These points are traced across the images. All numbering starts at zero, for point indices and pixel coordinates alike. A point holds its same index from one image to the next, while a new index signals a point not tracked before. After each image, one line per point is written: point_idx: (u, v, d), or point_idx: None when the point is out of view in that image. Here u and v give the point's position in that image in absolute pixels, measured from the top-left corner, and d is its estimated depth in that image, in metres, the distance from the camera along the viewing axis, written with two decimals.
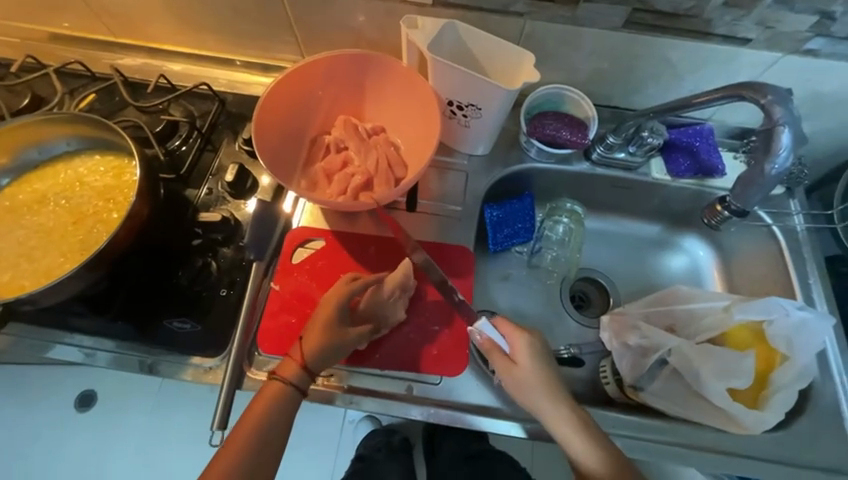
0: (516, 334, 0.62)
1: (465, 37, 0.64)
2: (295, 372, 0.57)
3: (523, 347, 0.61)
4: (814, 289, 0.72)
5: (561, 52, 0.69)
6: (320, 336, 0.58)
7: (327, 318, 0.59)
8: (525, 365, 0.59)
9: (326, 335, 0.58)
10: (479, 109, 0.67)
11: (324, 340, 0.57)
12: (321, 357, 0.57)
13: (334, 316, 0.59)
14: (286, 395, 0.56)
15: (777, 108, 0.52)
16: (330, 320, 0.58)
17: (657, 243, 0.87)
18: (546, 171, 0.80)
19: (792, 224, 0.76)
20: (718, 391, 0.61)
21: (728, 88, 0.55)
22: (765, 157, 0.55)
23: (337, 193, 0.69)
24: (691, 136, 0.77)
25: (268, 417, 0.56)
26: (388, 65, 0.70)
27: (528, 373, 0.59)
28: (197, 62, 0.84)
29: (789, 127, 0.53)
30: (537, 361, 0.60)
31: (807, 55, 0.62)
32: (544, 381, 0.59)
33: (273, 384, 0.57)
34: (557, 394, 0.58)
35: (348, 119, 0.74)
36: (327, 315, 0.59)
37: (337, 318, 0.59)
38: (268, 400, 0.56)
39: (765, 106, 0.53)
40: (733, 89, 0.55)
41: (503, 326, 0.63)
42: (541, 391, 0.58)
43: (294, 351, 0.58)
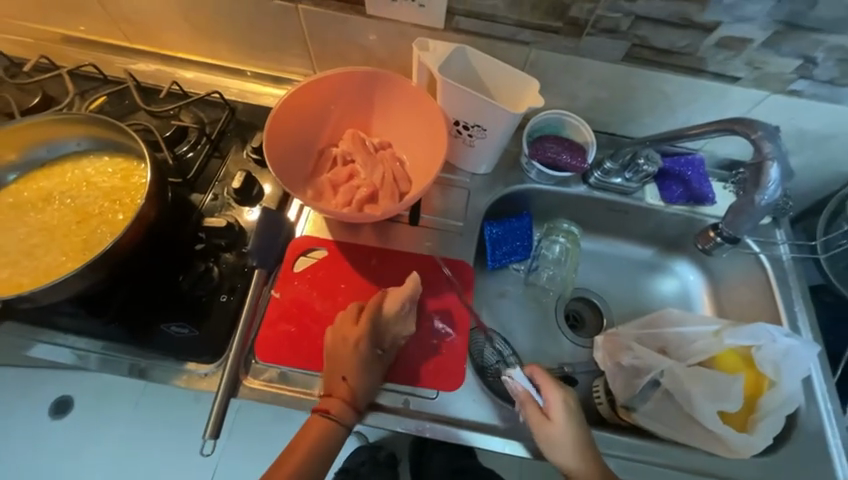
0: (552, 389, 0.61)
1: (474, 61, 0.67)
2: (340, 411, 0.58)
3: (559, 404, 0.60)
4: (799, 317, 0.74)
5: (563, 79, 0.72)
6: (361, 374, 0.59)
7: (361, 355, 0.60)
8: (559, 424, 0.58)
9: (357, 364, 0.59)
10: (484, 129, 0.70)
11: (361, 373, 0.59)
12: (361, 391, 0.60)
13: (368, 353, 0.60)
14: (332, 433, 0.58)
15: (766, 143, 0.56)
16: (364, 356, 0.60)
17: (650, 266, 0.90)
18: (545, 192, 0.82)
19: (779, 252, 0.78)
20: (708, 414, 0.62)
21: (721, 122, 0.58)
22: (755, 188, 0.58)
23: (342, 204, 0.71)
24: (683, 165, 0.80)
25: (317, 452, 0.58)
26: (397, 84, 0.72)
27: (561, 429, 0.58)
28: (209, 71, 0.86)
29: (777, 162, 0.56)
30: (571, 417, 0.59)
31: (792, 95, 0.67)
32: (575, 438, 0.58)
33: (320, 424, 0.58)
34: (585, 449, 0.58)
35: (356, 133, 0.76)
36: (358, 348, 0.60)
37: (366, 350, 0.60)
38: (312, 437, 0.58)
39: (755, 141, 0.56)
40: (725, 124, 0.58)
41: (541, 379, 0.62)
42: (574, 452, 0.57)
43: (336, 390, 0.59)
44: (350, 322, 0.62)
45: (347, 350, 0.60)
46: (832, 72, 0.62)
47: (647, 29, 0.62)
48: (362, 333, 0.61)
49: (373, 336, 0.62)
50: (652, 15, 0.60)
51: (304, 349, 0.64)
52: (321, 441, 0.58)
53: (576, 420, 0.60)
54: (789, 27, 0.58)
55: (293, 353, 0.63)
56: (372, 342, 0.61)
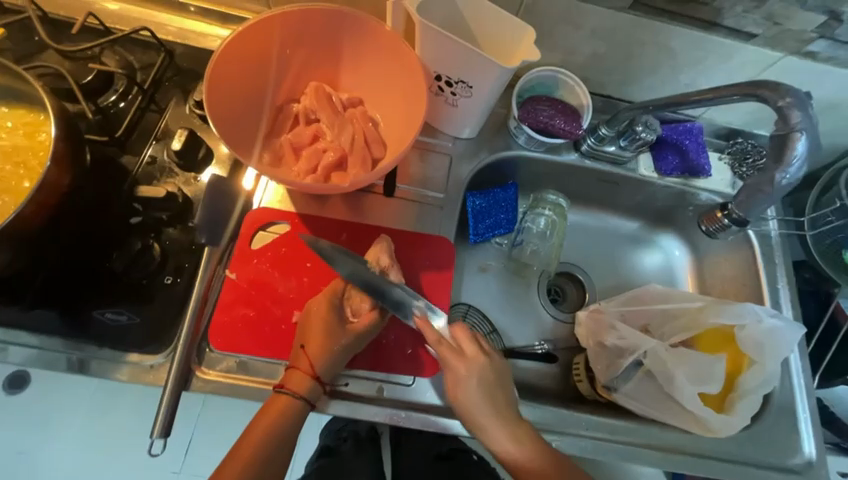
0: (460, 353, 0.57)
1: (459, 1, 0.56)
2: (302, 378, 0.53)
3: (468, 375, 0.55)
4: (780, 294, 0.73)
5: (561, 30, 0.63)
6: (324, 341, 0.55)
7: (326, 318, 0.56)
8: (465, 394, 0.55)
9: (321, 327, 0.56)
10: (469, 87, 0.60)
11: (323, 338, 0.55)
12: (327, 363, 0.55)
13: (331, 316, 0.57)
14: (294, 409, 0.53)
15: (795, 112, 0.50)
16: (328, 320, 0.56)
17: (636, 240, 0.86)
18: (534, 160, 0.75)
19: (767, 228, 0.76)
20: (690, 395, 0.61)
21: (744, 86, 0.52)
22: (778, 165, 0.52)
23: (305, 171, 0.62)
24: (682, 133, 0.74)
25: (278, 432, 0.52)
26: (369, 27, 0.60)
27: (467, 397, 0.55)
28: (138, 1, 0.70)
29: (806, 134, 0.50)
30: (481, 389, 0.55)
31: (808, 57, 0.60)
32: (487, 411, 0.55)
33: (280, 399, 0.53)
34: (501, 423, 0.54)
35: (321, 86, 0.65)
36: (323, 318, 0.56)
37: (330, 318, 0.56)
38: (272, 416, 0.52)
39: (782, 109, 0.50)
40: (749, 88, 0.52)
41: (440, 351, 0.56)
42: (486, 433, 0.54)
43: (299, 363, 0.54)
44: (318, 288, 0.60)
45: (315, 317, 0.56)
46: None
47: None
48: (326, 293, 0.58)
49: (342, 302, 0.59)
50: None
51: (266, 336, 0.57)
52: (279, 422, 0.52)
53: (489, 389, 0.55)
54: None
55: (254, 342, 0.57)
56: (339, 305, 0.58)
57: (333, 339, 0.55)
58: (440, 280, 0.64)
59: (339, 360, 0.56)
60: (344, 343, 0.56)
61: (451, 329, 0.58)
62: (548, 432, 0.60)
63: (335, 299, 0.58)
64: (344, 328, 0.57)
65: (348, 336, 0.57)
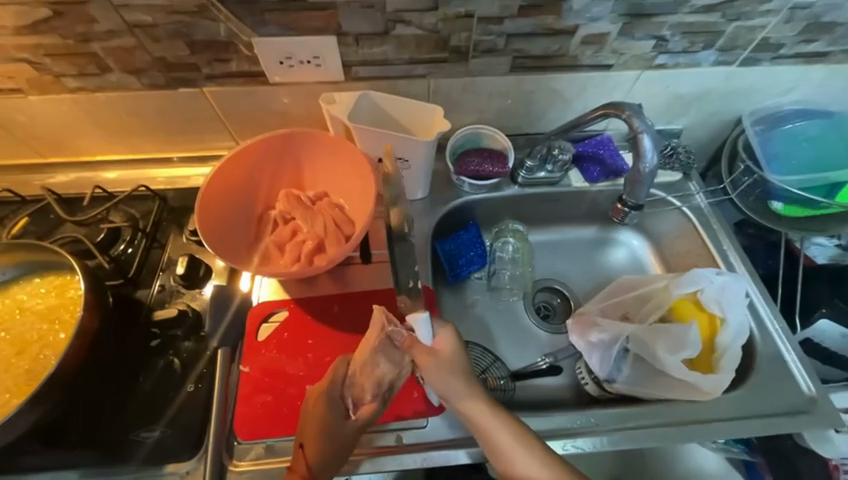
0: (443, 344, 0.62)
1: (380, 103, 0.72)
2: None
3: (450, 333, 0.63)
4: (731, 254, 0.81)
5: (466, 98, 0.79)
6: (319, 437, 0.58)
7: (321, 417, 0.59)
8: (451, 344, 0.62)
9: (319, 429, 0.58)
10: (406, 161, 0.74)
11: (326, 433, 0.58)
12: (324, 463, 0.57)
13: (330, 415, 0.59)
14: None
15: (635, 120, 0.66)
16: (325, 418, 0.59)
17: (597, 242, 0.95)
18: (483, 200, 0.87)
19: (697, 202, 0.86)
20: (675, 365, 0.67)
21: (599, 108, 0.68)
22: (637, 157, 0.68)
23: (291, 262, 0.72)
24: (595, 146, 0.87)
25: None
26: (317, 138, 0.76)
27: (474, 405, 0.59)
28: (132, 165, 0.86)
29: (648, 134, 0.66)
30: (459, 343, 0.63)
31: (660, 68, 0.76)
32: (460, 361, 0.61)
33: None
34: (466, 370, 0.61)
35: (289, 192, 0.78)
36: (320, 419, 0.59)
37: (324, 414, 0.59)
38: None
39: (626, 119, 0.66)
40: (602, 109, 0.68)
41: (436, 325, 0.64)
42: (459, 378, 0.60)
43: (296, 463, 0.58)
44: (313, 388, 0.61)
45: (312, 415, 0.59)
46: (683, 43, 0.71)
47: (521, 42, 0.69)
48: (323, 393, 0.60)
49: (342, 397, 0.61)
50: (521, 31, 0.68)
51: (285, 416, 0.63)
52: None
53: (478, 390, 0.60)
54: (635, 16, 0.67)
55: (273, 425, 0.62)
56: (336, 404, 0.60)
57: (331, 434, 0.58)
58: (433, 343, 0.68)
59: (332, 454, 0.58)
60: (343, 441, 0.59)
61: (433, 325, 0.64)
62: (563, 436, 0.63)
63: (333, 400, 0.60)
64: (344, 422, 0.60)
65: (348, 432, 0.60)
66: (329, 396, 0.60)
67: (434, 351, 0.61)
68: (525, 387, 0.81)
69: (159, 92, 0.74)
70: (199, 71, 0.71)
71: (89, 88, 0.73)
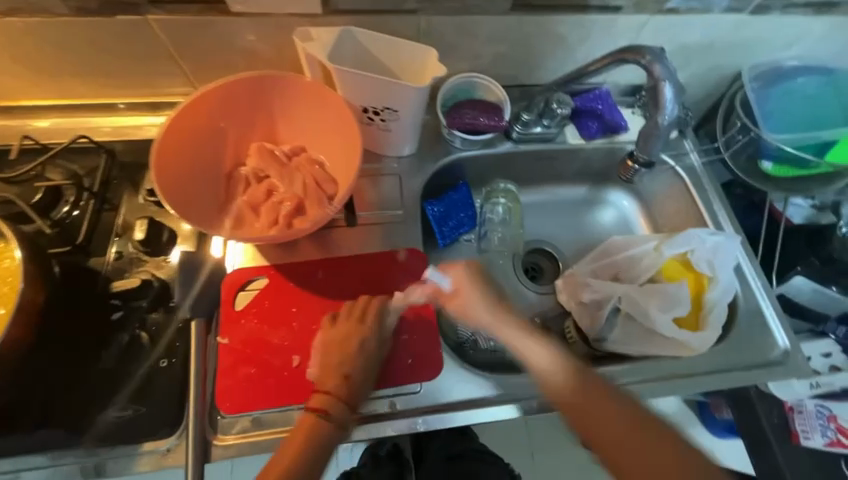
0: (464, 286, 0.62)
1: (364, 41, 0.63)
2: (339, 415, 0.57)
3: (463, 268, 0.64)
4: (720, 214, 0.81)
5: (461, 41, 0.70)
6: (359, 362, 0.60)
7: (364, 346, 0.61)
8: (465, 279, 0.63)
9: (363, 365, 0.60)
10: (395, 111, 0.66)
11: (365, 369, 0.60)
12: (359, 386, 0.59)
13: (371, 346, 0.61)
14: (320, 431, 0.55)
15: (656, 66, 0.61)
16: (365, 346, 0.61)
17: (589, 202, 0.93)
18: (475, 158, 0.82)
19: (690, 161, 0.85)
20: (665, 323, 0.68)
21: (615, 52, 0.62)
22: (656, 110, 0.64)
23: (267, 226, 0.66)
24: (593, 100, 0.82)
25: (307, 448, 0.55)
26: (291, 83, 0.66)
27: (504, 329, 0.59)
28: (68, 113, 0.73)
29: (669, 82, 0.61)
30: (473, 277, 0.63)
31: (670, 13, 0.70)
32: (480, 293, 0.62)
33: (307, 422, 0.56)
34: (488, 301, 0.61)
35: (262, 146, 0.69)
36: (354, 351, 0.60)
37: (361, 346, 0.60)
38: (300, 435, 0.55)
39: (646, 65, 0.61)
40: (619, 53, 0.62)
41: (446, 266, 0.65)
42: (481, 305, 0.61)
43: (334, 387, 0.58)
44: (354, 325, 0.62)
45: (350, 344, 0.60)
46: None
47: None
48: (372, 332, 0.61)
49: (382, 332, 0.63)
50: None
51: (271, 388, 0.59)
52: (306, 442, 0.55)
53: (505, 314, 0.60)
54: None
55: (261, 397, 0.58)
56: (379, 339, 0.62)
57: (365, 364, 0.60)
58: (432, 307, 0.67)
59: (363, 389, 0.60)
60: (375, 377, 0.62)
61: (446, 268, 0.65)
62: None
63: (379, 337, 0.62)
64: (381, 357, 0.62)
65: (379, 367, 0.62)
66: (373, 329, 0.62)
67: (455, 290, 0.63)
68: None
69: (94, 20, 0.61)
70: None
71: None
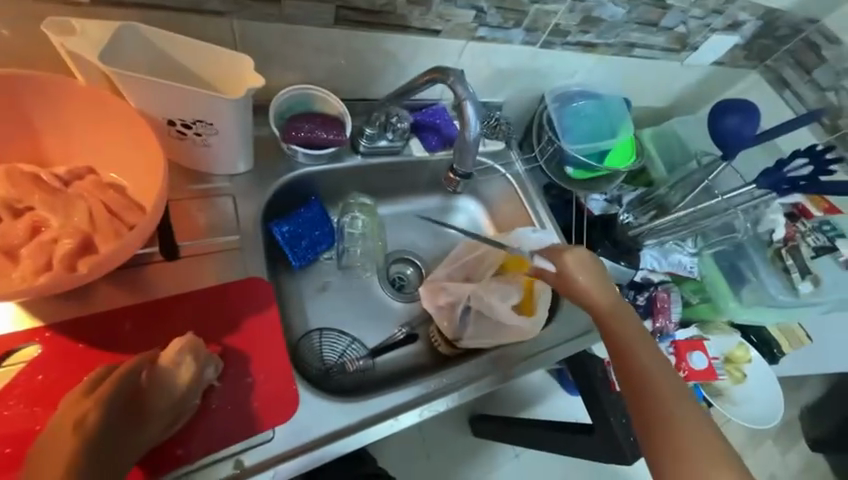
0: (569, 272, 0.65)
1: (158, 43, 0.53)
2: None
3: (586, 253, 0.66)
4: (542, 212, 0.96)
5: (287, 50, 0.67)
6: (76, 459, 0.41)
7: (88, 430, 0.43)
8: (575, 261, 0.65)
9: (81, 463, 0.41)
10: (212, 124, 0.57)
11: (91, 462, 0.42)
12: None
13: (106, 428, 0.44)
14: None
15: (458, 87, 0.67)
16: (90, 430, 0.43)
17: (443, 209, 0.99)
18: (322, 172, 0.78)
19: (516, 168, 0.98)
20: (506, 312, 0.75)
21: (427, 72, 0.68)
22: (464, 127, 0.70)
23: (32, 273, 0.50)
24: (432, 115, 0.87)
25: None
26: (55, 89, 0.52)
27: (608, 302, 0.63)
28: None
29: (471, 102, 0.68)
30: (591, 268, 0.65)
31: (482, 40, 0.80)
32: (591, 278, 0.64)
33: None
34: (597, 283, 0.63)
35: (21, 170, 0.54)
36: (71, 442, 0.42)
37: (84, 433, 0.43)
38: None
39: (451, 85, 0.67)
40: (431, 73, 0.68)
41: (546, 253, 0.69)
42: (593, 281, 0.64)
43: None
44: (76, 403, 0.45)
45: (64, 436, 0.43)
46: (498, 18, 0.76)
47: None
48: (101, 406, 0.45)
49: (129, 402, 0.47)
50: None
51: None
52: None
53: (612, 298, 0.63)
54: None
55: None
56: (117, 414, 0.46)
57: (94, 457, 0.43)
58: (257, 344, 0.59)
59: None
60: (120, 469, 0.45)
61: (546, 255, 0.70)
62: (419, 405, 0.66)
63: (113, 411, 0.45)
64: (127, 439, 0.46)
65: (126, 453, 0.45)
66: (108, 401, 0.46)
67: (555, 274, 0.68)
68: (384, 361, 0.81)
69: None
70: None
71: None
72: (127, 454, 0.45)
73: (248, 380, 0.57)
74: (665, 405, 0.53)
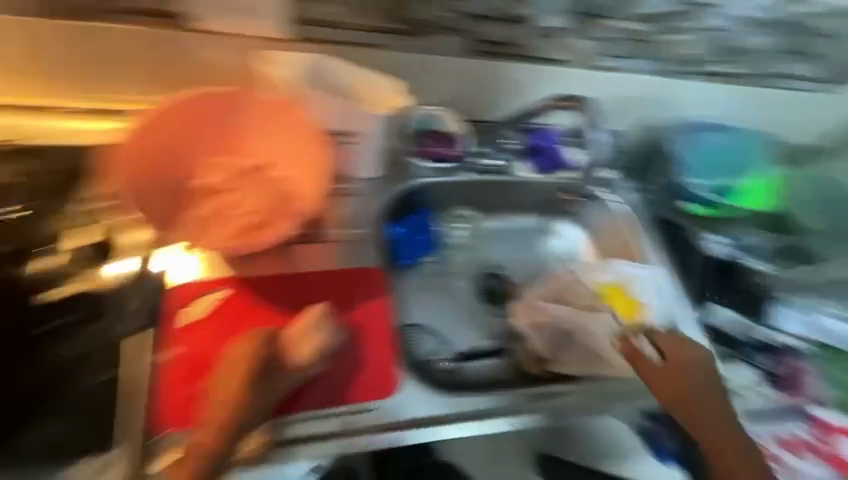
0: (677, 357, 0.76)
1: (338, 75, 0.72)
2: (217, 438, 0.61)
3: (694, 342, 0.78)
4: (651, 252, 0.85)
5: (424, 78, 0.81)
6: (239, 385, 0.62)
7: (245, 370, 0.63)
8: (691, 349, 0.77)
9: (242, 391, 0.62)
10: (363, 135, 0.72)
11: (254, 397, 0.62)
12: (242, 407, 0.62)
13: (255, 371, 0.63)
14: (208, 453, 0.60)
15: None
16: (247, 370, 0.63)
17: (541, 231, 0.92)
18: (434, 184, 0.84)
19: (635, 197, 0.89)
20: (602, 346, 0.78)
21: (544, 101, 0.85)
22: None
23: (231, 236, 0.68)
24: (538, 138, 0.84)
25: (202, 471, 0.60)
26: (263, 104, 0.69)
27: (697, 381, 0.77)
28: (21, 113, 0.71)
29: None
30: (696, 359, 0.77)
31: (602, 69, 0.83)
32: (694, 361, 0.77)
33: (196, 446, 0.61)
34: (692, 368, 0.77)
35: (223, 160, 0.69)
36: (240, 375, 0.63)
37: (246, 373, 0.62)
38: (194, 456, 0.61)
39: None
40: (548, 101, 0.85)
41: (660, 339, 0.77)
42: (697, 366, 0.77)
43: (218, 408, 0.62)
44: (242, 347, 0.65)
45: (236, 367, 0.63)
46: (614, 48, 0.83)
47: (476, 27, 0.75)
48: (251, 358, 0.63)
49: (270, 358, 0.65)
50: (479, 10, 0.78)
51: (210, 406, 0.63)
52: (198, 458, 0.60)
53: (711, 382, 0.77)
54: (574, 17, 0.82)
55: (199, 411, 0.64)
56: (260, 366, 0.63)
57: (250, 390, 0.62)
58: (375, 327, 0.73)
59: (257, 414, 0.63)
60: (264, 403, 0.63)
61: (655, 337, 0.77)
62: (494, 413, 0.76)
63: (258, 361, 0.63)
64: (268, 384, 0.64)
65: (267, 394, 0.63)
66: (255, 355, 0.63)
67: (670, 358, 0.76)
68: (471, 368, 0.82)
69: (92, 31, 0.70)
70: (134, 6, 0.70)
71: None
72: (267, 393, 0.63)
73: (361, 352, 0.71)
74: (715, 437, 0.76)
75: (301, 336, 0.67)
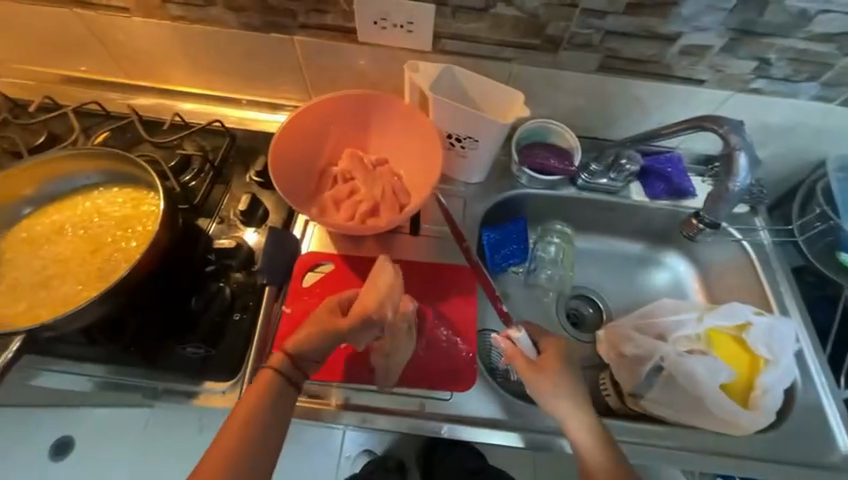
0: None
1: (462, 79, 0.73)
2: (288, 367, 0.58)
3: None
4: (786, 297, 0.78)
5: (544, 91, 0.79)
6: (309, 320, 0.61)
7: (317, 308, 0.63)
8: None
9: (311, 323, 0.60)
10: (475, 140, 0.74)
11: (312, 336, 0.59)
12: (310, 342, 0.59)
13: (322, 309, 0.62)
14: (274, 385, 0.57)
15: (733, 136, 0.64)
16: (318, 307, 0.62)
17: (642, 260, 0.93)
18: (536, 196, 0.86)
19: (759, 238, 0.83)
20: (715, 395, 0.66)
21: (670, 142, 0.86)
22: (728, 177, 0.67)
23: (346, 219, 0.74)
24: (663, 163, 0.85)
25: (261, 407, 0.55)
26: (391, 105, 0.76)
27: None
28: (209, 102, 0.89)
29: (744, 151, 0.65)
30: None
31: (754, 92, 0.74)
32: None
33: (263, 375, 0.57)
34: None
35: (354, 151, 0.79)
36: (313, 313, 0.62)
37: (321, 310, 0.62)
38: (254, 394, 0.56)
39: (723, 134, 0.65)
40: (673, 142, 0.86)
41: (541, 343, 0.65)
42: None
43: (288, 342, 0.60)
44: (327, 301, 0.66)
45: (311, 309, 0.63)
46: (786, 70, 0.70)
47: (617, 42, 0.69)
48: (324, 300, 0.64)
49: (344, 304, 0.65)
50: (621, 29, 0.67)
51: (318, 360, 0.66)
52: (261, 395, 0.56)
53: None
54: (742, 33, 0.66)
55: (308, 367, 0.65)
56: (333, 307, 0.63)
57: (316, 324, 0.60)
58: (463, 323, 0.71)
59: (315, 354, 0.60)
60: (328, 344, 0.60)
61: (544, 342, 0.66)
62: None
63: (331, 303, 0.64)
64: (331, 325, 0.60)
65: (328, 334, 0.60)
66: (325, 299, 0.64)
67: None
68: None
69: (249, 33, 0.76)
70: (295, 18, 0.73)
71: (189, 18, 0.74)
72: (329, 333, 0.60)
73: (443, 346, 0.69)
74: None
75: (368, 290, 0.64)
